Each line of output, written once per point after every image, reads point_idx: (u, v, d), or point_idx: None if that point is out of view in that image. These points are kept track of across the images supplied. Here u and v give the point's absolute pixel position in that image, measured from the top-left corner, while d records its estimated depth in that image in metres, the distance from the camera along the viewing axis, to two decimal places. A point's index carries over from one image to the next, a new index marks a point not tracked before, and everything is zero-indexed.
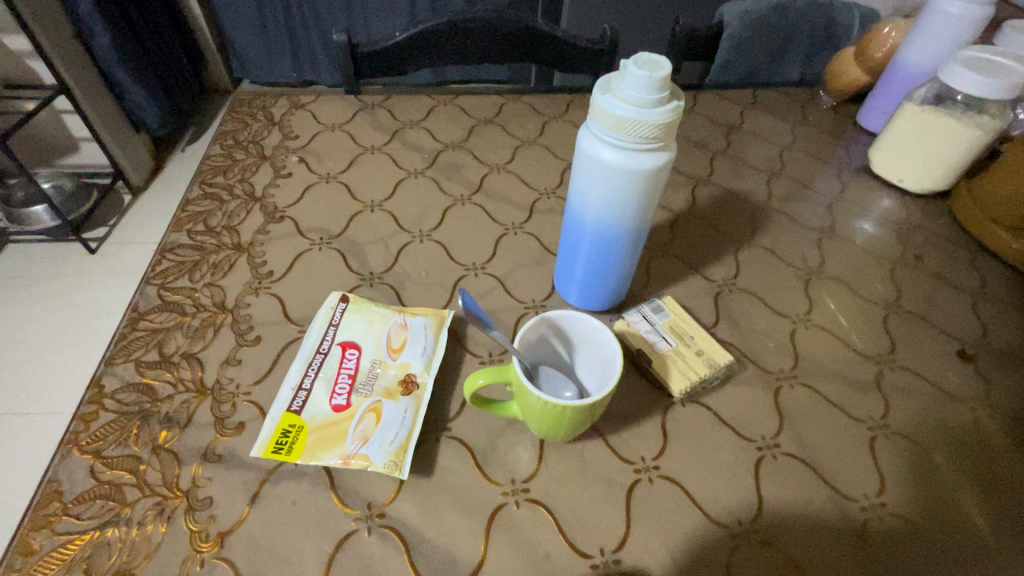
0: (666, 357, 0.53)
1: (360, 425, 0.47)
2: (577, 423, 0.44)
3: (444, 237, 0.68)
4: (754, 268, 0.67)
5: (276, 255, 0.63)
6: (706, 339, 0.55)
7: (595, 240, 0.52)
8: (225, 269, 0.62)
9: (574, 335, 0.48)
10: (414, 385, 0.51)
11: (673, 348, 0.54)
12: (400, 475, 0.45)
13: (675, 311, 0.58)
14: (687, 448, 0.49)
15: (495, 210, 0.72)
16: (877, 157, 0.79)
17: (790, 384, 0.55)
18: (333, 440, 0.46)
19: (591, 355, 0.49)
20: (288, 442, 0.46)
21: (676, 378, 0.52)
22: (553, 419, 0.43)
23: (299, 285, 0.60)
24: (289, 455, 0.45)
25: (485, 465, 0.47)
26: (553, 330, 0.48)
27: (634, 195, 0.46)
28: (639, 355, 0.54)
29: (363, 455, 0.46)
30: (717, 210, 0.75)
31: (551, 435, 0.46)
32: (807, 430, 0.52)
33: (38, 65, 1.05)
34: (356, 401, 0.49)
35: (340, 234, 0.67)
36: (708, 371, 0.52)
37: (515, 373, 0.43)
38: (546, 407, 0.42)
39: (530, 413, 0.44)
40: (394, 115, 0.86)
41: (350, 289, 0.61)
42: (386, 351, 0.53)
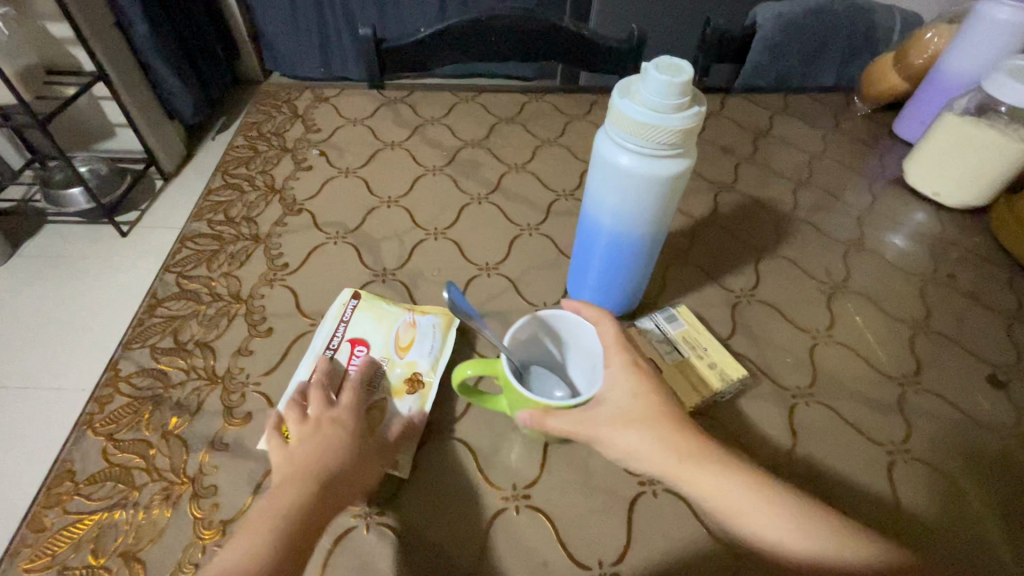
0: (677, 368, 0.52)
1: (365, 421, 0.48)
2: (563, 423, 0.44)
3: (458, 236, 0.68)
4: (775, 279, 0.65)
5: (292, 248, 0.64)
6: (721, 353, 0.54)
7: (608, 246, 0.51)
8: (242, 260, 0.62)
9: (564, 334, 0.48)
10: (419, 384, 0.51)
11: (684, 360, 0.53)
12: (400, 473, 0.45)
13: (690, 321, 0.56)
14: None
15: (511, 210, 0.72)
16: (913, 169, 0.76)
17: (806, 403, 0.54)
18: None
19: (582, 356, 0.48)
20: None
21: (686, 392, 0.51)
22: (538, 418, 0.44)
23: (313, 278, 0.61)
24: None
25: (486, 468, 0.47)
26: (544, 330, 0.48)
27: (651, 202, 0.45)
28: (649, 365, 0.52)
29: None
30: (738, 218, 0.73)
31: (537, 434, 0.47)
32: (822, 451, 0.50)
33: (77, 52, 1.08)
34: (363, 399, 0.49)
35: (355, 229, 0.67)
36: (719, 385, 0.52)
37: (502, 370, 0.43)
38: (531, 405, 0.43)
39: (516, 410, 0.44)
40: (416, 111, 0.86)
41: (363, 284, 0.61)
42: (394, 349, 0.53)
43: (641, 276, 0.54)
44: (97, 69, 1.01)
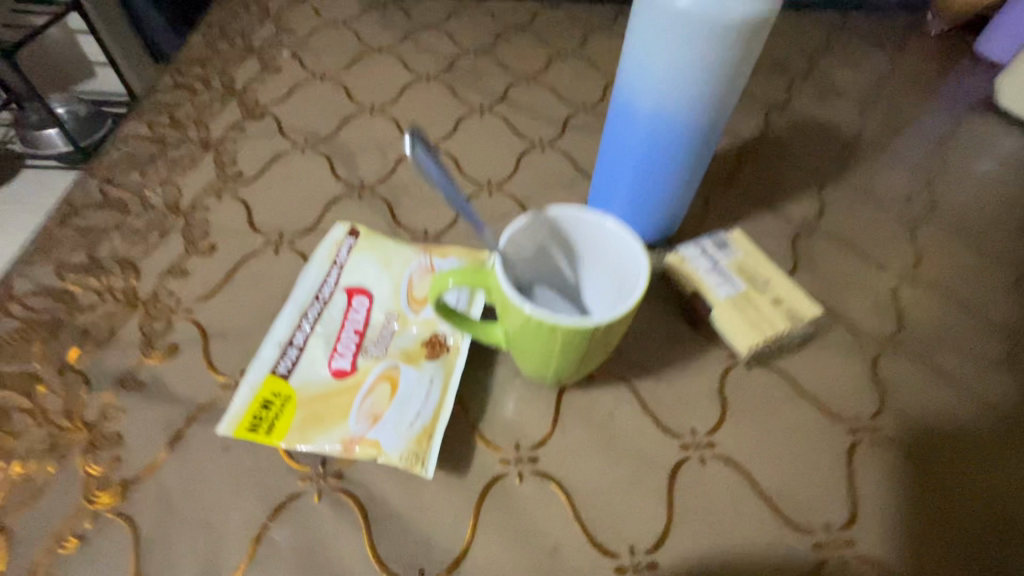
0: (733, 302, 0.40)
1: (367, 400, 0.37)
2: (569, 353, 0.33)
3: (455, 150, 0.56)
4: (845, 207, 0.53)
5: (251, 160, 0.53)
6: (786, 283, 0.41)
7: (647, 142, 0.39)
8: (190, 173, 0.51)
9: (580, 245, 0.36)
10: (441, 348, 0.40)
11: (742, 293, 0.40)
12: (423, 471, 0.36)
13: (745, 246, 0.43)
14: (749, 423, 0.38)
15: (520, 123, 0.59)
16: (1008, 84, 0.63)
17: (894, 353, 0.42)
18: (329, 418, 0.36)
19: (603, 272, 0.36)
20: (270, 418, 0.36)
21: (743, 328, 0.39)
22: (541, 344, 0.32)
23: (276, 197, 0.50)
24: (269, 436, 0.36)
25: (482, 427, 0.38)
26: (553, 241, 0.36)
27: (712, 66, 0.33)
28: (699, 301, 0.41)
29: (372, 441, 0.36)
30: (795, 138, 0.60)
31: (543, 372, 0.36)
32: (916, 413, 0.39)
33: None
34: (363, 365, 0.38)
35: (330, 139, 0.55)
36: (789, 325, 0.39)
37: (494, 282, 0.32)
38: (530, 325, 0.31)
39: (521, 337, 0.33)
40: (409, 14, 0.72)
41: (333, 200, 0.50)
42: (406, 301, 0.42)
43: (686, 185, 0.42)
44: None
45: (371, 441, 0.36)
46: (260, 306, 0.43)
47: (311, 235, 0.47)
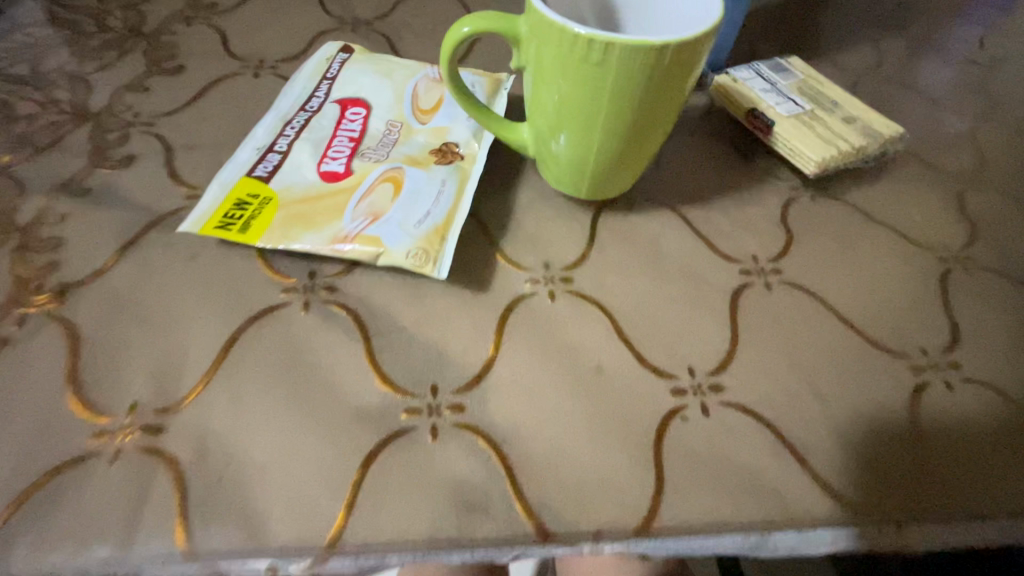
0: (799, 121, 0.33)
1: (368, 197, 0.27)
2: (624, 112, 0.24)
3: (391, 29, 0.43)
4: (896, 100, 0.40)
5: (111, 25, 0.39)
6: (857, 104, 0.35)
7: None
8: (23, 33, 0.37)
9: (630, 8, 0.27)
10: (455, 156, 0.30)
11: (808, 109, 0.34)
12: (435, 273, 0.25)
13: (805, 72, 0.37)
14: (777, 356, 0.26)
15: (478, 1, 0.46)
16: None
17: (969, 271, 0.30)
18: (317, 217, 0.27)
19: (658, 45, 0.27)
20: (244, 217, 0.26)
21: (816, 143, 0.32)
22: (585, 98, 0.24)
23: (135, 65, 0.36)
24: (244, 235, 0.26)
25: (380, 352, 0.24)
26: (593, 6, 0.27)
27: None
28: (752, 116, 0.34)
29: (370, 237, 0.26)
30: (830, 22, 0.47)
31: (583, 173, 0.28)
32: (1005, 346, 0.27)
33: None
34: (360, 169, 0.29)
35: (226, 10, 0.42)
36: (866, 141, 0.32)
37: (528, 19, 0.23)
38: (575, 56, 0.22)
39: (577, 107, 0.24)
40: None
41: (211, 71, 0.37)
42: (410, 111, 0.32)
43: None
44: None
45: (370, 237, 0.26)
46: (71, 190, 0.29)
47: (174, 110, 0.34)
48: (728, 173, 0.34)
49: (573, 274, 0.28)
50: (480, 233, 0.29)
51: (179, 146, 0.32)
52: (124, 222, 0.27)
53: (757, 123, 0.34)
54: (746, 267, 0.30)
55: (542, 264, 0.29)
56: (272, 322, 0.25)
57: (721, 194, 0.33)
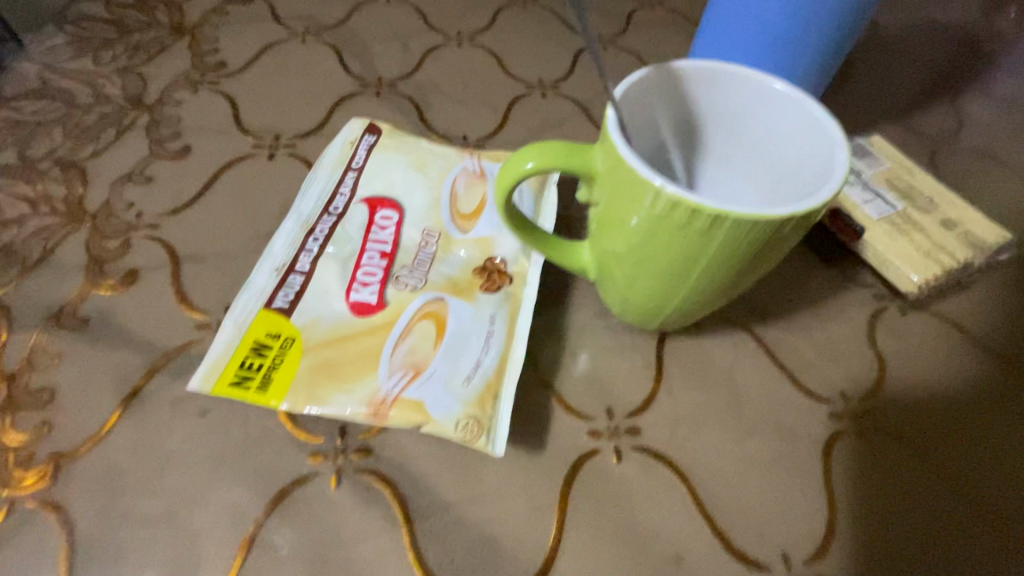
0: (888, 226, 0.29)
1: (407, 340, 0.24)
2: (719, 269, 0.20)
3: (418, 91, 0.38)
4: (981, 183, 0.36)
5: (109, 95, 0.35)
6: (954, 201, 0.30)
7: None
8: (12, 107, 0.34)
9: (718, 121, 0.23)
10: (502, 279, 0.26)
11: (899, 210, 0.30)
12: (488, 444, 0.22)
13: (891, 157, 0.33)
14: (876, 535, 0.23)
15: (512, 54, 0.42)
16: None
17: None
18: (349, 368, 0.23)
19: (748, 165, 0.23)
20: (263, 366, 0.23)
21: (909, 257, 0.28)
22: (673, 253, 0.20)
23: (136, 147, 0.32)
24: (264, 393, 0.22)
25: (425, 543, 0.21)
26: (675, 120, 0.23)
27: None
28: (836, 217, 0.30)
29: (412, 398, 0.22)
30: (901, 79, 0.42)
31: (656, 311, 0.24)
32: None
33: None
34: (396, 300, 0.25)
35: (236, 71, 0.38)
36: (970, 251, 0.28)
37: (609, 159, 0.20)
38: (670, 215, 0.18)
39: (660, 256, 0.21)
40: None
41: (220, 152, 0.33)
42: (449, 217, 0.28)
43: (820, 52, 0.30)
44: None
45: (412, 397, 0.22)
46: (65, 322, 0.25)
47: (180, 207, 0.30)
48: (805, 279, 0.30)
49: (640, 424, 0.25)
50: (533, 371, 0.25)
51: (186, 256, 0.28)
52: (125, 366, 0.24)
53: (842, 226, 0.30)
54: (834, 408, 0.26)
55: (604, 410, 0.25)
56: (299, 503, 0.21)
57: (799, 308, 0.29)
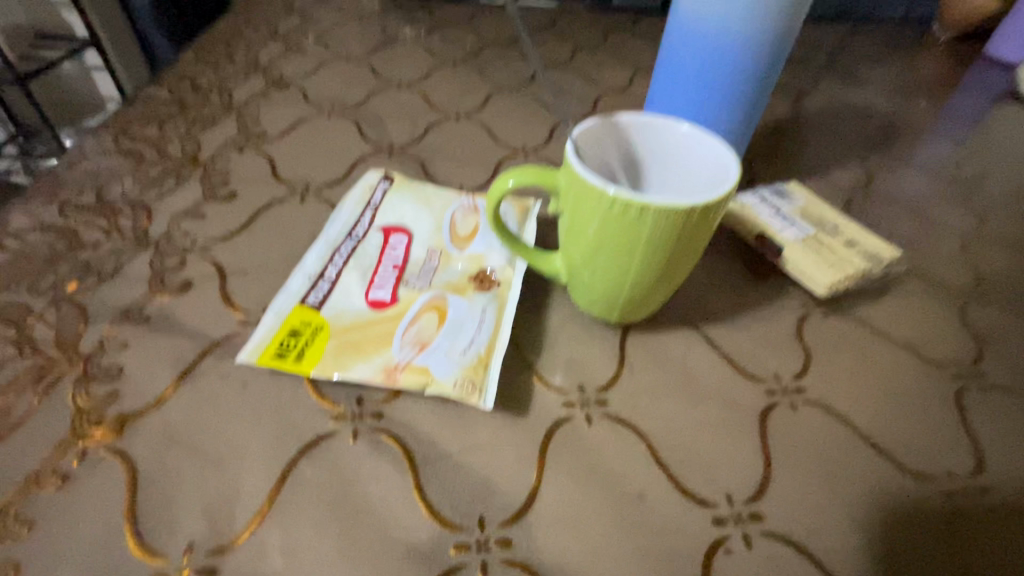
0: (801, 245, 0.36)
1: (415, 325, 0.29)
2: (653, 257, 0.27)
3: (424, 154, 0.47)
4: (887, 219, 0.44)
5: (171, 154, 0.43)
6: (856, 227, 0.38)
7: (707, 54, 0.37)
8: (92, 163, 0.41)
9: (654, 156, 0.31)
10: (491, 282, 0.32)
11: (811, 235, 0.37)
12: (479, 402, 0.27)
13: (806, 196, 0.41)
14: (808, 480, 0.27)
15: (501, 128, 0.51)
16: None
17: (980, 388, 0.32)
18: (368, 346, 0.28)
19: (679, 189, 0.31)
20: (298, 345, 0.28)
21: (820, 268, 0.35)
22: (618, 244, 0.27)
23: (192, 192, 0.40)
24: (298, 365, 0.28)
25: (428, 484, 0.25)
26: (621, 156, 0.31)
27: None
28: (761, 239, 0.37)
29: (419, 367, 0.28)
30: (816, 146, 0.52)
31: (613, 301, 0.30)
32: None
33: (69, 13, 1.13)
34: (405, 297, 0.31)
35: (274, 138, 0.46)
36: (869, 265, 0.35)
37: (568, 176, 0.27)
38: (612, 212, 0.25)
39: (608, 251, 0.27)
40: (385, 27, 0.66)
41: (264, 197, 0.40)
42: (448, 238, 0.35)
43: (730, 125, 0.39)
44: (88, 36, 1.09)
45: (418, 366, 0.28)
46: (132, 317, 0.30)
47: (227, 236, 0.36)
48: (744, 290, 0.36)
49: (608, 397, 0.30)
50: (517, 356, 0.31)
51: (232, 271, 0.34)
52: (181, 350, 0.29)
53: (766, 245, 0.37)
54: (770, 386, 0.31)
55: (577, 386, 0.30)
56: (323, 452, 0.26)
57: (739, 311, 0.35)
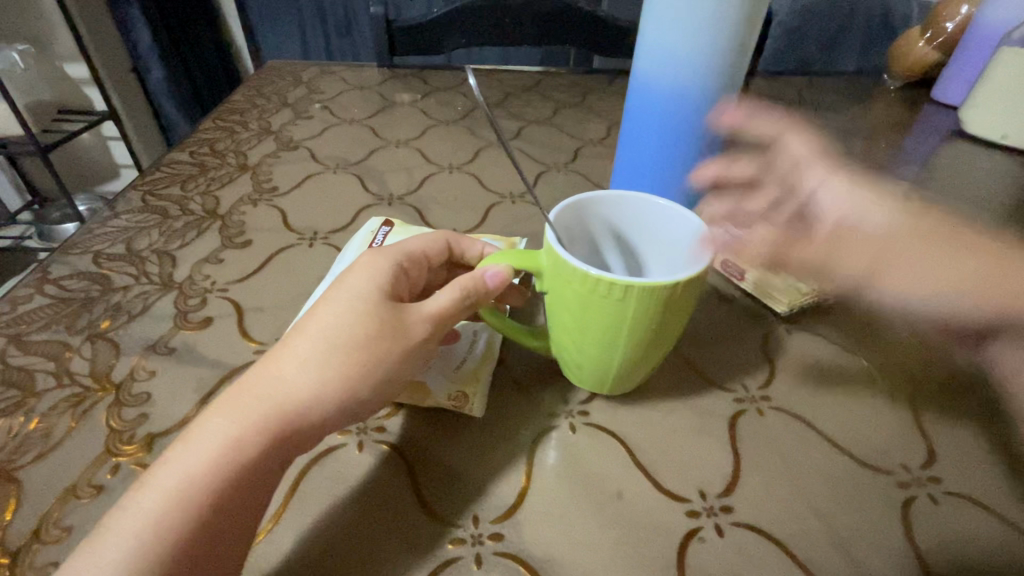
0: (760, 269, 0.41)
1: None
2: (639, 332, 0.27)
3: (420, 202, 0.52)
4: None
5: (192, 209, 0.48)
6: None
7: (666, 110, 0.41)
8: (122, 218, 0.46)
9: (632, 226, 0.32)
10: None
11: None
12: (472, 410, 0.31)
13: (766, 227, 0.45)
14: (772, 476, 0.29)
15: (491, 178, 0.56)
16: (970, 113, 0.64)
17: (932, 392, 0.34)
18: None
19: (660, 255, 0.32)
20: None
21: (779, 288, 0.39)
22: (602, 323, 0.26)
23: (211, 241, 0.44)
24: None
25: (426, 487, 0.28)
26: (601, 227, 0.32)
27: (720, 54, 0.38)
28: (725, 262, 0.42)
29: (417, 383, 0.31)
30: (777, 184, 0.57)
31: (605, 376, 0.30)
32: (979, 460, 0.31)
33: (91, 92, 1.23)
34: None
35: (285, 193, 0.51)
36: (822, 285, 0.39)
37: (550, 257, 0.27)
38: (594, 292, 0.25)
39: (595, 330, 0.27)
40: (384, 94, 0.74)
41: (276, 243, 0.44)
42: None
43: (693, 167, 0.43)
44: (106, 111, 1.18)
45: (417, 384, 0.31)
46: (159, 349, 0.34)
47: (244, 278, 0.40)
48: (712, 310, 0.40)
49: (590, 408, 0.32)
50: (507, 375, 0.34)
51: (248, 308, 0.38)
52: (204, 377, 0.32)
53: (730, 267, 0.42)
54: (738, 395, 0.34)
55: (562, 399, 0.33)
56: (331, 461, 0.28)
57: (710, 329, 0.38)
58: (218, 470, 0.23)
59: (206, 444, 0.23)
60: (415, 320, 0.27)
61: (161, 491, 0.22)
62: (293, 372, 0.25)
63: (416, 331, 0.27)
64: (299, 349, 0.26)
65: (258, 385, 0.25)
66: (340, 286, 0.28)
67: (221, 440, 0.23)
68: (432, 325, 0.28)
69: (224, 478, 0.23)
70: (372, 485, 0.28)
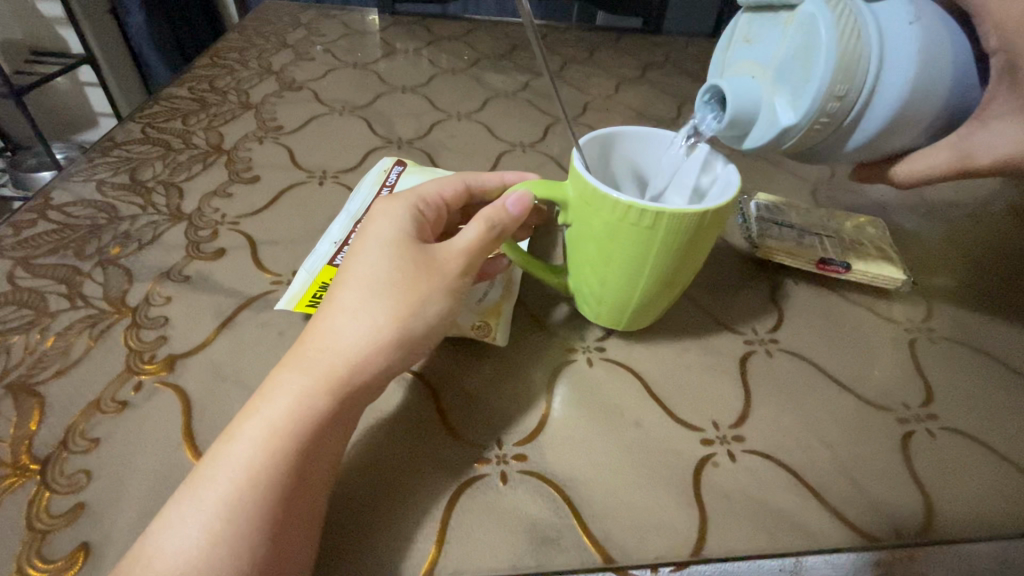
0: (852, 253, 0.38)
1: None
2: (664, 265, 0.27)
3: (430, 147, 0.51)
4: (856, 198, 0.48)
5: (196, 144, 0.46)
6: (841, 214, 0.41)
7: None
8: (125, 149, 0.45)
9: (654, 164, 0.32)
10: None
11: (841, 240, 0.39)
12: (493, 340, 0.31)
13: (785, 202, 0.42)
14: (782, 410, 0.31)
15: (501, 128, 0.55)
16: None
17: (931, 339, 0.36)
18: None
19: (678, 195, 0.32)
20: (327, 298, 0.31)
21: (885, 270, 0.37)
22: (630, 254, 0.27)
23: (217, 176, 0.43)
24: None
25: (453, 413, 0.28)
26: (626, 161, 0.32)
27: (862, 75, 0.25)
28: (824, 262, 0.37)
29: None
30: None
31: (625, 311, 0.30)
32: (972, 399, 0.32)
33: (67, 33, 1.07)
34: None
35: (290, 132, 0.50)
36: (886, 249, 0.39)
37: (578, 184, 0.27)
38: (626, 221, 0.26)
39: (620, 263, 0.28)
40: (388, 41, 0.71)
41: (285, 179, 0.43)
42: None
43: (851, 83, 0.24)
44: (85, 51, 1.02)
45: None
46: (174, 276, 0.33)
47: (254, 212, 0.39)
48: (723, 258, 0.40)
49: (606, 345, 0.33)
50: (525, 314, 0.34)
51: (262, 241, 0.37)
52: (221, 304, 0.32)
53: (831, 267, 0.37)
54: (748, 337, 0.35)
55: (579, 336, 0.33)
56: None
57: (720, 275, 0.39)
58: (296, 418, 0.22)
59: (184, 535, 0.20)
60: (447, 255, 0.26)
61: (268, 421, 0.22)
62: (354, 334, 0.24)
63: (450, 265, 0.26)
64: (343, 300, 0.25)
65: (312, 356, 0.24)
66: (364, 234, 0.27)
67: (221, 497, 0.21)
68: (465, 258, 0.27)
69: (291, 455, 0.22)
70: (399, 410, 0.28)
